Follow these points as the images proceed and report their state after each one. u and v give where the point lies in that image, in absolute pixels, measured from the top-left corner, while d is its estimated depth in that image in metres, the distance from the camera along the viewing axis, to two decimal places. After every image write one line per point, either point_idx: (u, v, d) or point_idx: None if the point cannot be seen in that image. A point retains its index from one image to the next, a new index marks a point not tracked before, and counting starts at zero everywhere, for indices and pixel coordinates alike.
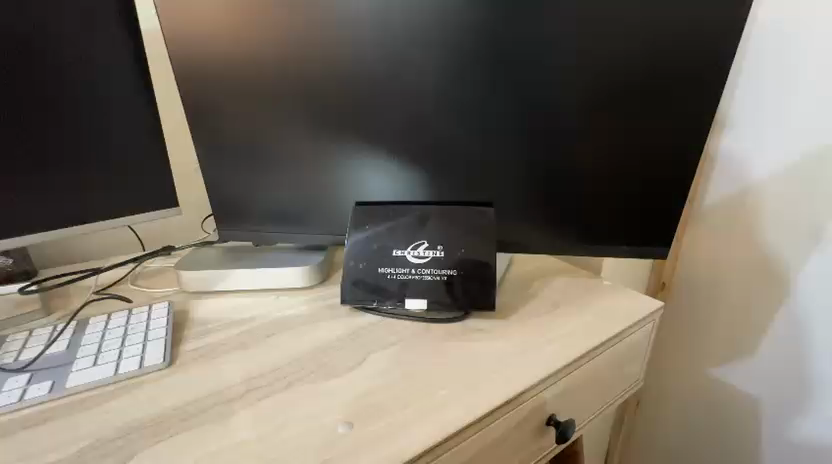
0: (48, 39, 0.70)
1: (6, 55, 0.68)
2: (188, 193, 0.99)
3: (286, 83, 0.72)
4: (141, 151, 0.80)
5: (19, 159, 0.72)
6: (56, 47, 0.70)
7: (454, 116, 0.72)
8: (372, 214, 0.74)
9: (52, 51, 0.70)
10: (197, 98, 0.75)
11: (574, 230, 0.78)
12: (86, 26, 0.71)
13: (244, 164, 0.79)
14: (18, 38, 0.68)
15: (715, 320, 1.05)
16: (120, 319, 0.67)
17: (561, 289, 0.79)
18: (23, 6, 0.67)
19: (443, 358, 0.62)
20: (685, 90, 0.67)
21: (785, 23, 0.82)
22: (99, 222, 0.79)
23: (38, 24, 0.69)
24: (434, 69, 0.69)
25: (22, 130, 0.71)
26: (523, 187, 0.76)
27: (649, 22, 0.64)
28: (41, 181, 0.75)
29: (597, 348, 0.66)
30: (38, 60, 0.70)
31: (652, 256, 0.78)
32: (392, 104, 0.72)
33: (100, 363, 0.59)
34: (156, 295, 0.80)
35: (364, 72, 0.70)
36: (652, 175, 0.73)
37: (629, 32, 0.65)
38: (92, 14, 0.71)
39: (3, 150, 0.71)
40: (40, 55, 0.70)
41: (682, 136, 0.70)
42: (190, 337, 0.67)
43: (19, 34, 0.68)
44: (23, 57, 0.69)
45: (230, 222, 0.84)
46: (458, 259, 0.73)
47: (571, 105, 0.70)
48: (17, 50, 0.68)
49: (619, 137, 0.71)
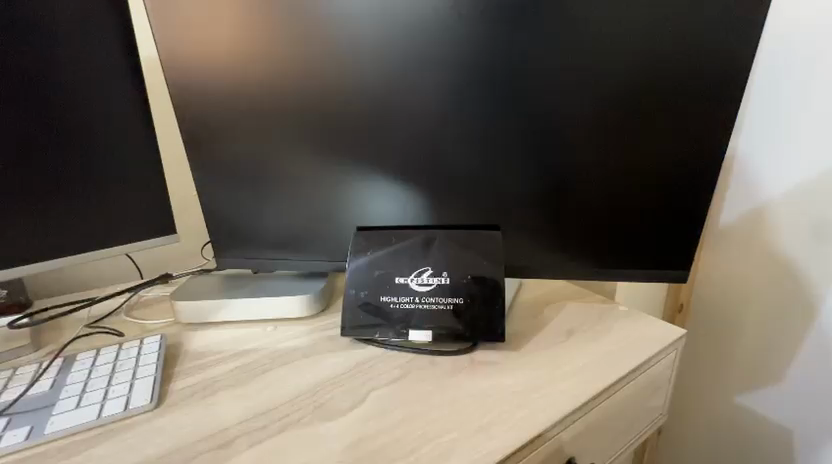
0: (47, 66, 0.69)
1: (4, 83, 0.68)
2: (188, 218, 0.97)
3: (283, 106, 0.71)
4: (138, 175, 0.78)
5: (15, 189, 0.71)
6: (54, 74, 0.70)
7: (459, 134, 0.69)
8: (373, 239, 0.71)
9: (52, 77, 0.70)
10: (193, 122, 0.74)
11: (586, 253, 0.74)
12: (87, 52, 0.71)
13: (243, 188, 0.77)
14: (17, 66, 0.68)
15: (738, 344, 0.99)
16: (109, 355, 0.64)
17: (575, 316, 0.74)
18: (23, 34, 0.67)
19: (450, 395, 0.58)
20: (697, 103, 0.65)
21: (797, 31, 0.80)
22: (95, 251, 0.77)
23: (36, 52, 0.68)
24: (433, 87, 0.67)
25: (17, 159, 0.70)
26: (531, 208, 0.72)
27: (655, 36, 0.62)
28: (35, 210, 0.73)
29: (618, 382, 0.61)
30: (35, 88, 0.69)
31: (671, 279, 0.74)
32: (392, 124, 0.70)
33: (84, 405, 0.55)
34: (150, 327, 0.77)
35: (367, 87, 0.68)
36: (666, 193, 0.70)
37: (636, 47, 0.63)
38: (92, 38, 0.71)
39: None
40: (38, 83, 0.69)
41: (697, 152, 0.67)
42: (181, 373, 0.63)
43: (16, 62, 0.67)
44: (20, 85, 0.68)
45: (227, 249, 0.81)
46: (465, 286, 0.69)
47: (579, 122, 0.67)
48: (16, 78, 0.68)
49: (630, 154, 0.68)
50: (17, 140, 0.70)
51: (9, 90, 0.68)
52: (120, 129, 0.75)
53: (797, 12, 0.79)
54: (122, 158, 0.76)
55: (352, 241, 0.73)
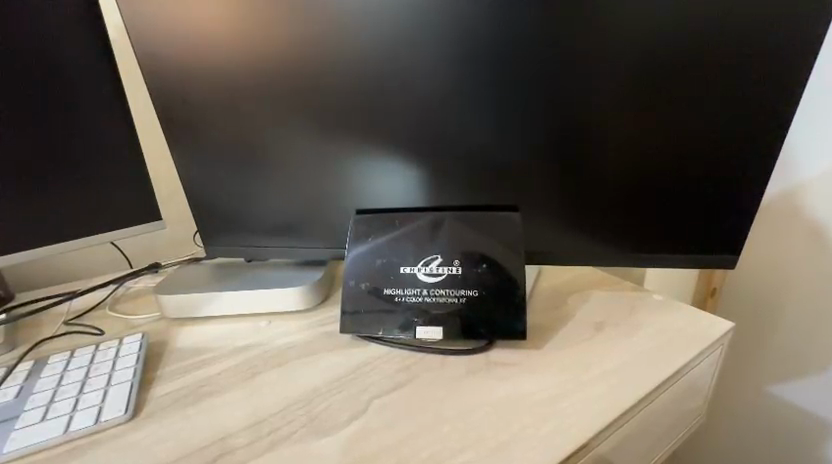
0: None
1: None
2: (175, 203, 0.89)
3: (260, 73, 0.61)
4: (109, 158, 0.69)
5: None
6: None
7: (474, 102, 0.59)
8: (374, 224, 0.63)
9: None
10: (164, 94, 0.65)
11: (619, 236, 0.65)
12: (40, 17, 0.61)
13: (228, 169, 0.68)
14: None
15: (778, 334, 0.89)
16: (84, 357, 0.58)
17: (603, 307, 0.66)
18: None
19: (464, 405, 0.50)
20: (758, 54, 0.54)
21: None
22: (68, 242, 0.69)
23: None
24: (440, 48, 0.57)
25: None
26: (555, 185, 0.63)
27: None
28: None
29: (657, 387, 0.53)
30: None
31: (715, 265, 0.64)
32: (390, 91, 0.60)
33: (51, 417, 0.50)
34: (133, 323, 0.70)
35: (367, 54, 0.58)
36: (716, 165, 0.59)
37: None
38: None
39: None
40: None
41: (755, 114, 0.56)
42: (163, 377, 0.57)
43: None
44: None
45: (215, 237, 0.73)
46: (480, 277, 0.60)
47: (613, 83, 0.57)
48: None
49: (674, 119, 0.58)
50: None
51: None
52: (84, 106, 0.66)
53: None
54: (88, 137, 0.67)
55: (351, 227, 0.65)
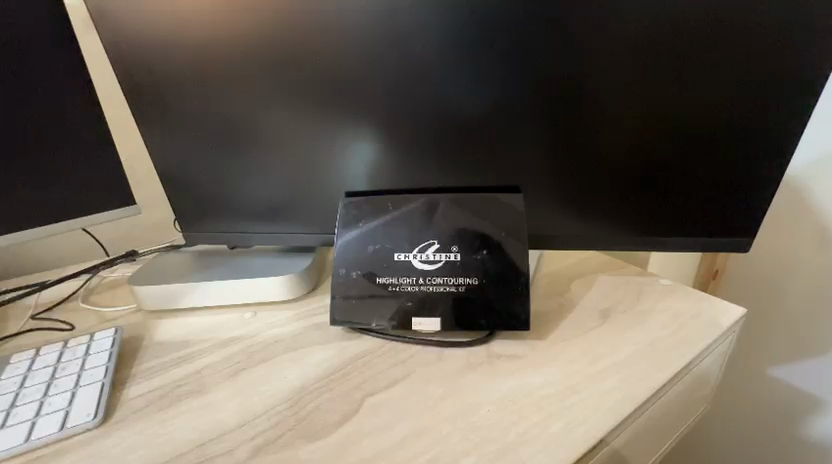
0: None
1: None
2: (149, 187, 0.83)
3: (234, 38, 0.54)
4: (69, 138, 0.62)
5: None
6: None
7: (473, 72, 0.53)
8: (365, 207, 0.58)
9: None
10: (125, 63, 0.57)
11: (628, 218, 0.60)
12: None
13: (203, 148, 0.62)
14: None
15: (782, 318, 0.87)
16: (50, 356, 0.53)
17: (610, 294, 0.62)
18: None
19: (465, 404, 0.47)
20: (791, 17, 0.48)
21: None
22: (27, 232, 0.63)
23: None
24: (436, 11, 0.51)
25: None
26: (561, 164, 0.58)
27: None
28: None
29: (669, 381, 0.50)
30: None
31: (729, 249, 0.61)
32: (379, 61, 0.54)
33: (11, 424, 0.45)
34: (107, 317, 0.65)
35: (354, 18, 0.52)
36: (735, 141, 0.55)
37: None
38: None
39: None
40: None
41: (783, 85, 0.51)
42: (138, 376, 0.52)
43: None
44: None
45: (193, 223, 0.68)
46: (480, 264, 0.56)
47: (629, 50, 0.51)
48: None
49: (693, 89, 0.52)
50: None
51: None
52: (37, 77, 0.59)
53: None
54: (45, 113, 0.60)
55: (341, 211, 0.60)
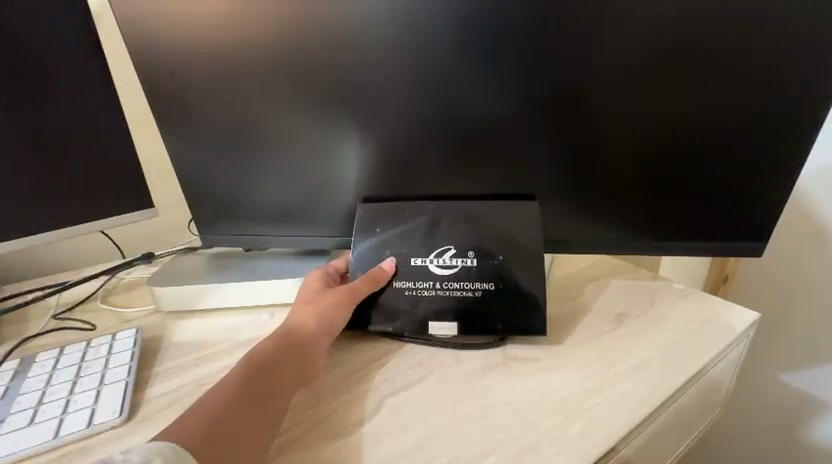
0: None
1: None
2: (166, 191, 0.84)
3: (257, 45, 0.56)
4: (93, 142, 0.64)
5: None
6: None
7: (489, 79, 0.54)
8: (382, 213, 0.60)
9: None
10: (149, 70, 0.59)
11: (641, 224, 0.61)
12: None
13: (221, 153, 0.63)
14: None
15: (793, 325, 0.87)
16: (75, 355, 0.54)
17: (622, 297, 0.63)
18: None
19: (483, 405, 0.48)
20: (804, 26, 0.49)
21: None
22: (50, 233, 0.64)
23: None
24: (451, 19, 0.52)
25: None
26: (575, 169, 0.59)
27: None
28: None
29: (684, 385, 0.51)
30: None
31: (743, 253, 0.61)
32: (396, 68, 0.55)
33: (39, 421, 0.46)
34: (127, 317, 0.66)
35: (372, 27, 0.53)
36: (750, 145, 0.55)
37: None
38: None
39: None
40: None
41: (795, 91, 0.52)
42: (159, 375, 0.53)
43: None
44: None
45: (211, 226, 0.69)
46: (497, 269, 0.57)
47: (643, 58, 0.52)
48: None
49: (706, 96, 0.53)
50: None
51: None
52: (62, 85, 0.60)
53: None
54: (70, 118, 0.62)
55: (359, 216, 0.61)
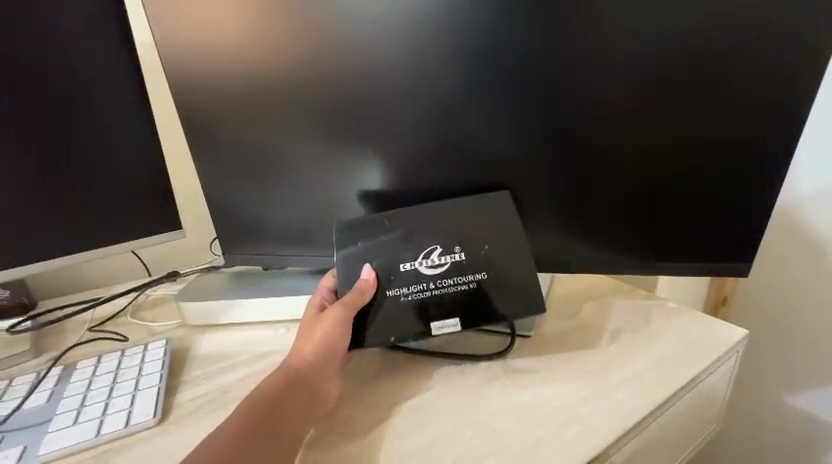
0: (31, 47, 0.63)
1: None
2: (193, 213, 0.91)
3: (285, 86, 0.64)
4: (134, 172, 0.71)
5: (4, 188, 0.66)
6: (38, 54, 0.63)
7: (489, 115, 0.61)
8: (364, 225, 0.63)
9: (34, 65, 0.64)
10: (189, 109, 0.67)
11: (632, 245, 0.66)
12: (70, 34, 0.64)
13: (246, 180, 0.70)
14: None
15: (792, 345, 0.90)
16: (112, 362, 0.59)
17: (618, 315, 0.67)
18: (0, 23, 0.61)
19: (486, 411, 0.52)
20: (770, 68, 0.55)
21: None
22: (96, 249, 0.72)
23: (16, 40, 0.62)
24: (454, 64, 0.59)
25: (8, 154, 0.65)
26: (569, 194, 0.64)
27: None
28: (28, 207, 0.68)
29: (675, 394, 0.54)
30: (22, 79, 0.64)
31: (731, 273, 0.65)
32: (408, 107, 0.62)
33: (81, 421, 0.51)
34: (155, 331, 0.72)
35: (381, 74, 0.61)
36: (729, 171, 0.60)
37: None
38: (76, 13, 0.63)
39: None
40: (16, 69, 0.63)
41: (767, 124, 0.58)
42: (187, 382, 0.58)
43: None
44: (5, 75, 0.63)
45: (234, 246, 0.75)
46: (484, 258, 0.61)
47: (626, 97, 0.59)
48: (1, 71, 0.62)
49: (684, 130, 0.59)
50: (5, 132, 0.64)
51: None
52: (112, 122, 0.68)
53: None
54: (116, 149, 0.69)
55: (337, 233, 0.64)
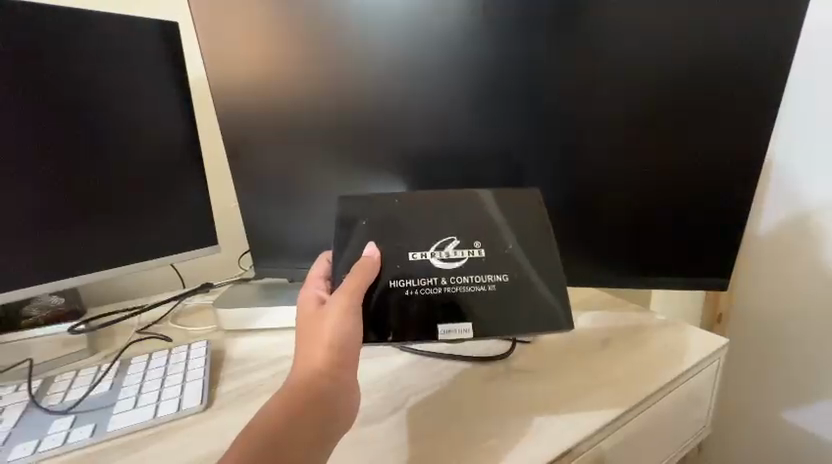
0: (97, 81, 0.71)
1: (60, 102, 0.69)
2: (226, 230, 1.01)
3: (316, 118, 0.73)
4: (181, 192, 0.81)
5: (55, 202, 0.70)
6: (103, 88, 0.72)
7: (494, 143, 0.70)
8: (374, 208, 0.65)
9: (98, 94, 0.72)
10: (231, 137, 0.76)
11: (623, 261, 0.73)
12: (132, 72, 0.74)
13: (277, 200, 0.80)
14: (71, 79, 0.69)
15: (781, 358, 0.97)
16: (161, 359, 0.68)
17: (609, 325, 0.74)
18: (75, 58, 0.69)
19: (488, 403, 0.60)
20: (734, 109, 0.64)
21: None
22: (134, 265, 0.78)
23: (88, 73, 0.70)
24: (463, 99, 0.69)
25: (63, 172, 0.70)
26: (564, 215, 0.72)
27: (692, 32, 0.62)
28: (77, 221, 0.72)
29: (660, 391, 0.61)
30: (86, 104, 0.71)
31: (711, 286, 0.72)
32: (424, 135, 0.71)
33: (140, 405, 0.59)
34: (194, 334, 0.80)
35: (397, 108, 0.70)
36: (704, 196, 0.68)
37: (676, 45, 0.62)
38: (139, 57, 0.74)
39: (48, 192, 0.70)
40: (84, 97, 0.70)
41: (735, 156, 0.66)
42: (227, 377, 0.67)
43: (69, 82, 0.69)
44: (72, 101, 0.70)
45: (264, 259, 0.84)
46: (504, 258, 0.61)
47: (611, 131, 0.67)
48: (68, 98, 0.69)
49: (663, 160, 0.68)
50: (66, 151, 0.70)
51: (57, 100, 0.69)
52: (164, 147, 0.78)
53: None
54: (165, 171, 0.78)
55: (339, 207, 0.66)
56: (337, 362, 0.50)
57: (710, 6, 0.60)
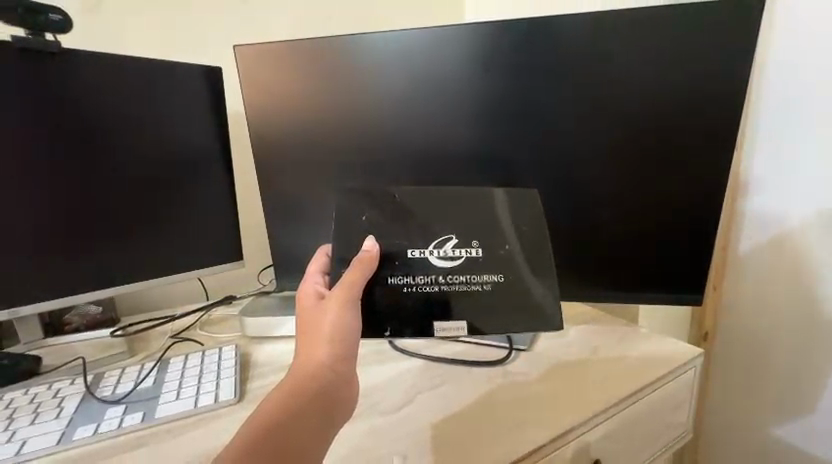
0: (152, 117, 0.83)
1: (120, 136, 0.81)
2: (252, 247, 1.12)
3: (342, 148, 0.85)
4: (217, 211, 0.91)
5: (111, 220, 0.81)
6: (157, 122, 0.84)
7: (496, 171, 0.82)
8: (372, 210, 0.71)
9: (153, 128, 0.84)
10: (265, 164, 0.88)
11: (610, 279, 0.82)
12: (182, 109, 0.86)
13: (303, 220, 0.90)
14: (131, 116, 0.82)
15: (764, 371, 1.04)
16: (196, 359, 0.76)
17: (597, 336, 0.83)
18: (135, 98, 0.82)
19: (487, 400, 0.68)
20: (703, 148, 0.73)
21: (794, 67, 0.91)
22: (175, 275, 0.88)
23: (144, 109, 0.82)
24: (470, 134, 0.81)
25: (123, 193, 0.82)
26: (558, 236, 0.82)
27: (661, 82, 0.72)
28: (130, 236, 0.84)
29: (641, 391, 0.69)
30: (143, 137, 0.83)
31: (690, 303, 0.80)
32: (435, 164, 0.83)
33: (182, 397, 0.67)
34: (222, 340, 0.89)
35: (414, 141, 0.82)
36: (681, 222, 0.77)
37: (648, 92, 0.73)
38: (189, 96, 0.86)
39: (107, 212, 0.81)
40: (140, 131, 0.82)
41: (705, 189, 0.75)
42: (255, 376, 0.75)
43: (130, 118, 0.81)
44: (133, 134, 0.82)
45: (287, 273, 0.93)
46: (498, 256, 0.70)
47: (596, 165, 0.78)
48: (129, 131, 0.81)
49: (641, 191, 0.77)
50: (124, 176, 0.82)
51: (119, 134, 0.81)
52: (206, 172, 0.89)
53: (808, 39, 0.88)
54: (205, 193, 0.90)
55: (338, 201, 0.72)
56: (342, 353, 0.57)
57: (675, 61, 0.71)
